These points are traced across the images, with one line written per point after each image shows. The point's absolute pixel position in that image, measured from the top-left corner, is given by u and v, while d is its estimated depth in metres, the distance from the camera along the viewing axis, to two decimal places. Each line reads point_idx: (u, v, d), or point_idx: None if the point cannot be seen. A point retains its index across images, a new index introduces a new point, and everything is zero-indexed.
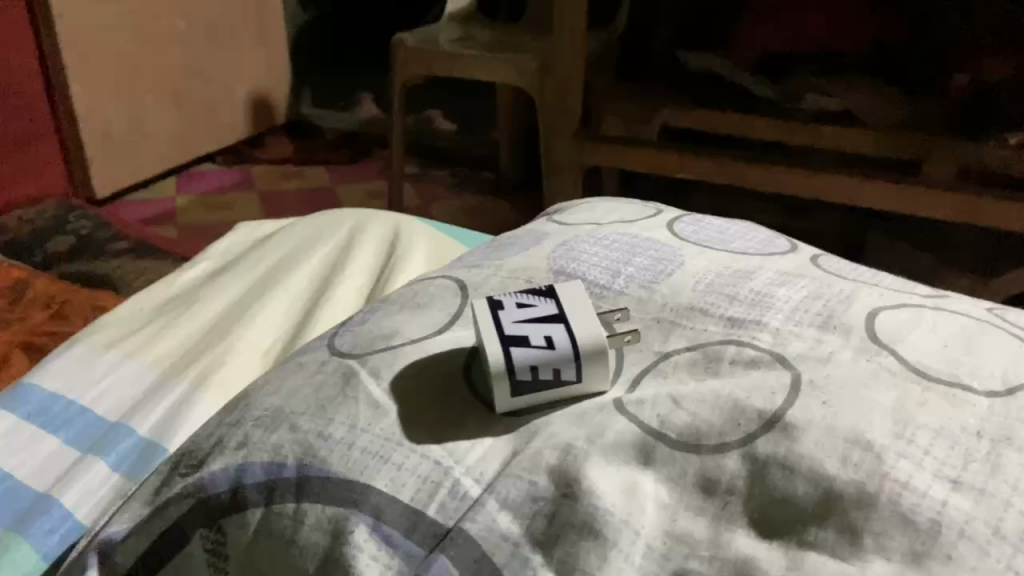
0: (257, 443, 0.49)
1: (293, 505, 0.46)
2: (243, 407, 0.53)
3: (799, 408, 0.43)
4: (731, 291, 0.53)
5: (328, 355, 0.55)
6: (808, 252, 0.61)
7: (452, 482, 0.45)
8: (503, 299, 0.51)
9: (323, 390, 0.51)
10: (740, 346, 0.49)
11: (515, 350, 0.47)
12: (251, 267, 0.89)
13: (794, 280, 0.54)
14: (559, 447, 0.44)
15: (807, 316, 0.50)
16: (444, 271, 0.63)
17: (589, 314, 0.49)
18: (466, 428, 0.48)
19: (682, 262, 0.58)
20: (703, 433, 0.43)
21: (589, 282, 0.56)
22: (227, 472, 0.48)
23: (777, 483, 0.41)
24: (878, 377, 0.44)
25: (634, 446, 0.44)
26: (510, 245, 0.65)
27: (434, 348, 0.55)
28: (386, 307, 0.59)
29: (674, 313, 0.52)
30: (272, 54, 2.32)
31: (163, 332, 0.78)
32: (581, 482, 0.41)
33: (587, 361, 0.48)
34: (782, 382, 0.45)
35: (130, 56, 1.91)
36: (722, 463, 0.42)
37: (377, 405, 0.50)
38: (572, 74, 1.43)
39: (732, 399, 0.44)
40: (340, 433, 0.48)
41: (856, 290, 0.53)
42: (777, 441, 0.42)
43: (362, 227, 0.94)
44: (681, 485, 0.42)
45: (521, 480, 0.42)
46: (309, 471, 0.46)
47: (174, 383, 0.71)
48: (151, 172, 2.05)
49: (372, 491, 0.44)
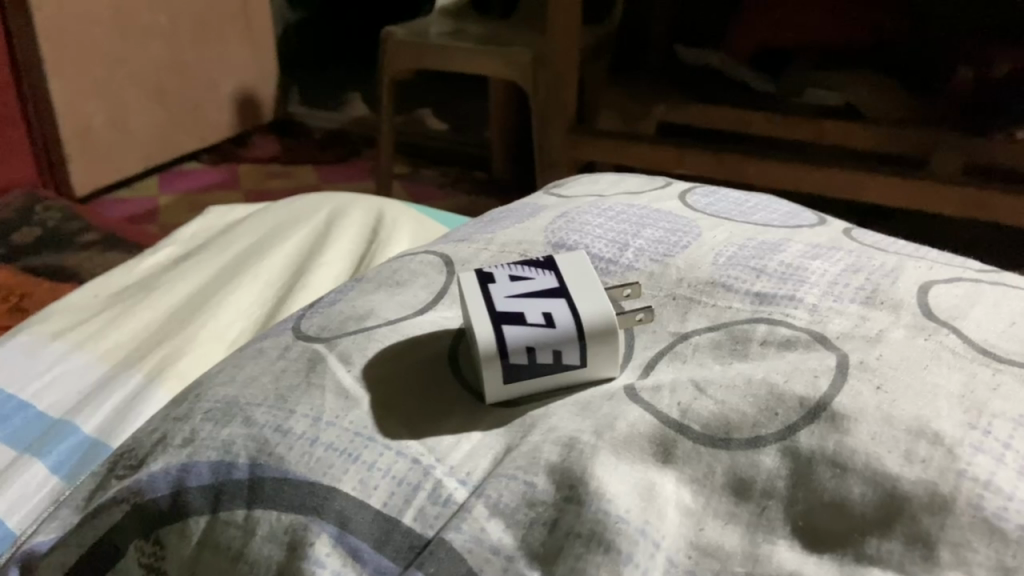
0: (204, 439, 0.42)
1: (244, 512, 0.38)
2: (192, 399, 0.45)
3: (848, 395, 0.36)
4: (758, 264, 0.46)
5: (292, 339, 0.48)
6: (839, 225, 0.54)
7: (434, 483, 0.37)
8: (494, 271, 0.44)
9: (285, 378, 0.44)
10: (771, 324, 0.42)
11: (508, 328, 0.40)
12: (218, 252, 0.82)
13: (828, 252, 0.47)
14: (561, 441, 0.37)
15: (848, 291, 0.43)
16: (428, 247, 0.56)
17: (597, 288, 0.42)
18: (451, 421, 0.41)
19: (698, 234, 0.51)
20: (732, 424, 0.36)
21: (592, 255, 0.49)
22: (168, 473, 0.41)
23: (826, 483, 0.34)
24: (939, 359, 0.38)
25: (651, 440, 0.36)
26: (503, 218, 0.58)
27: (416, 330, 0.47)
28: (361, 285, 0.52)
29: (692, 289, 0.45)
30: (263, 52, 2.22)
31: (116, 321, 0.71)
32: (588, 482, 0.34)
33: (594, 342, 0.41)
34: (826, 364, 0.38)
35: (112, 50, 1.83)
36: (758, 461, 0.35)
37: (346, 395, 0.42)
38: (568, 64, 1.36)
39: (767, 384, 0.37)
40: (302, 427, 0.40)
41: (901, 263, 0.46)
42: (824, 434, 0.35)
43: (342, 212, 0.86)
44: (709, 487, 0.35)
45: (516, 481, 0.35)
46: (264, 471, 0.39)
47: (126, 375, 0.63)
48: (132, 169, 1.96)
49: (337, 496, 0.37)
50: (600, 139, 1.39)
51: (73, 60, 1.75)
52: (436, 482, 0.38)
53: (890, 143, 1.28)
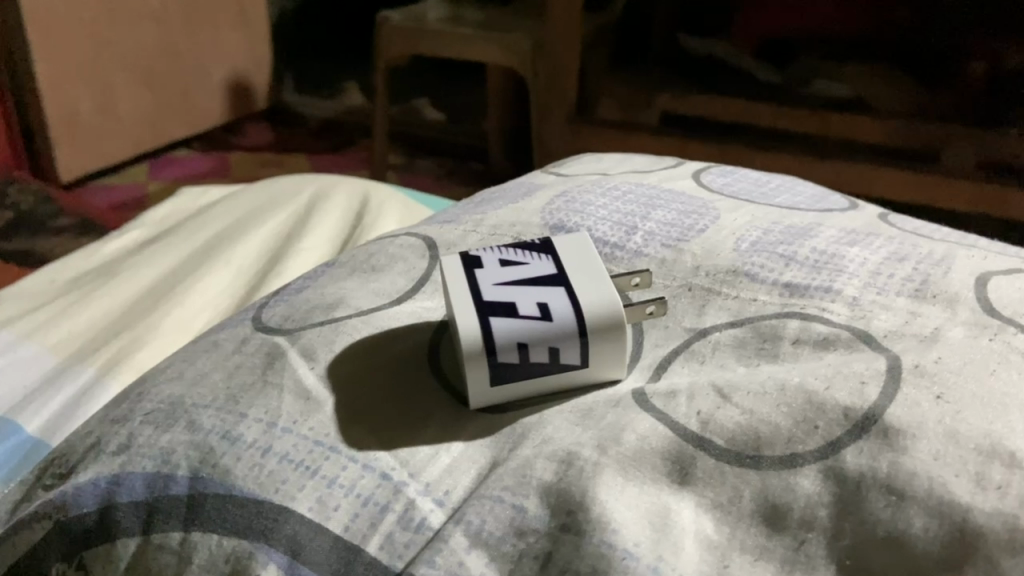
0: (141, 447, 0.35)
1: (181, 536, 0.32)
2: (134, 398, 0.39)
3: (902, 406, 0.30)
4: (787, 251, 0.40)
5: (250, 331, 0.42)
6: (873, 211, 0.48)
7: (406, 504, 0.32)
8: (481, 254, 0.38)
9: (238, 376, 0.38)
10: (804, 320, 0.36)
11: (496, 320, 0.34)
12: (188, 235, 0.75)
13: (866, 239, 0.41)
14: (556, 457, 0.31)
15: (893, 283, 0.37)
16: (411, 229, 0.50)
17: (601, 275, 0.36)
18: (429, 428, 0.35)
19: (716, 217, 0.45)
20: (763, 438, 0.30)
21: (596, 239, 0.43)
22: (97, 485, 0.35)
23: (879, 514, 0.28)
24: (1007, 362, 0.32)
25: (666, 458, 0.30)
26: (493, 199, 0.52)
27: (393, 322, 0.41)
28: (334, 270, 0.46)
29: (710, 279, 0.39)
30: (253, 36, 2.08)
31: (71, 309, 0.64)
32: (590, 508, 0.28)
33: (598, 337, 0.34)
34: (874, 368, 0.32)
35: (103, 34, 1.70)
36: (794, 484, 0.29)
37: (307, 396, 0.36)
38: (571, 50, 1.30)
39: (804, 392, 0.31)
40: (253, 434, 0.34)
41: (950, 251, 0.40)
42: (877, 452, 0.29)
43: (325, 193, 0.80)
44: (735, 514, 0.29)
45: (502, 505, 0.29)
46: (206, 486, 0.33)
47: (78, 369, 0.57)
48: (120, 156, 1.82)
49: (290, 517, 0.31)
50: (601, 127, 1.32)
51: (59, 40, 1.62)
52: (407, 503, 0.32)
53: (896, 138, 1.17)
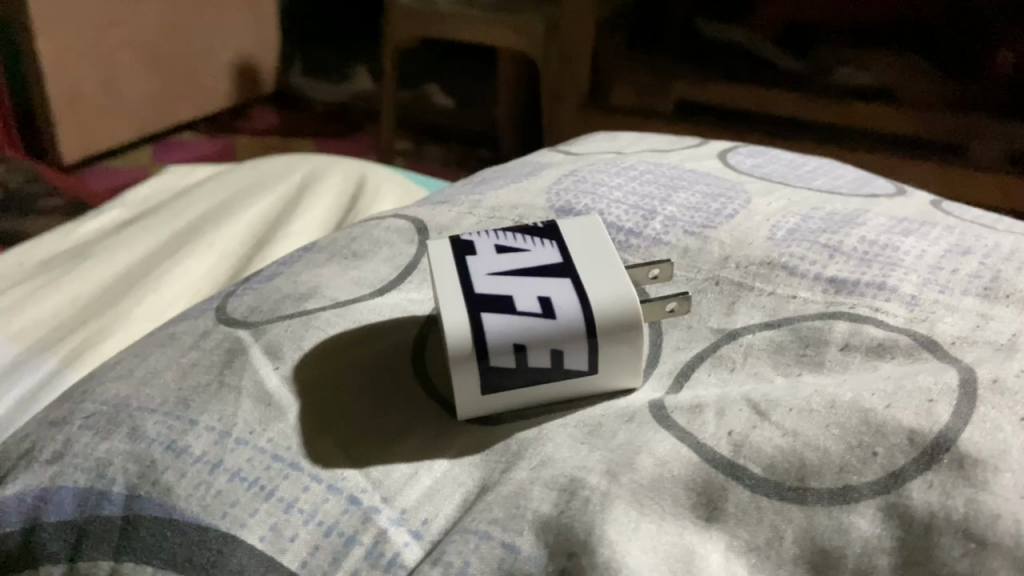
0: (75, 456, 0.30)
1: (110, 566, 0.27)
2: (77, 397, 0.34)
3: (980, 431, 0.25)
4: (832, 240, 0.35)
5: (212, 323, 0.36)
6: (923, 197, 0.42)
7: (375, 536, 0.27)
8: (475, 238, 0.33)
9: (193, 376, 0.33)
10: (853, 321, 0.31)
11: (488, 317, 0.28)
12: (171, 215, 0.70)
13: (921, 228, 0.36)
14: (557, 485, 0.25)
15: (957, 280, 0.32)
16: (401, 209, 0.45)
17: (614, 263, 0.31)
18: (408, 442, 0.30)
19: (747, 200, 0.39)
20: (809, 467, 0.25)
21: (609, 223, 0.38)
22: (22, 499, 0.29)
23: (953, 565, 0.22)
24: None
25: (690, 488, 0.25)
26: (494, 178, 0.47)
27: (375, 314, 0.36)
28: (313, 255, 0.41)
29: (742, 272, 0.34)
30: (262, 19, 2.01)
31: (39, 295, 0.59)
32: (596, 550, 0.23)
33: (610, 340, 0.29)
34: (944, 383, 0.26)
35: (109, 15, 1.64)
36: (851, 524, 0.24)
37: (268, 401, 0.31)
38: (584, 37, 1.24)
39: (860, 411, 0.26)
40: (204, 446, 0.29)
41: (1018, 243, 0.35)
42: (953, 488, 0.24)
43: (317, 174, 0.75)
44: (774, 560, 0.24)
45: (490, 543, 0.24)
46: (145, 507, 0.28)
47: (36, 363, 0.51)
48: (122, 138, 1.77)
49: (237, 548, 0.26)
50: (612, 114, 1.26)
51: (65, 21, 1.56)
52: (378, 534, 0.27)
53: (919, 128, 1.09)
